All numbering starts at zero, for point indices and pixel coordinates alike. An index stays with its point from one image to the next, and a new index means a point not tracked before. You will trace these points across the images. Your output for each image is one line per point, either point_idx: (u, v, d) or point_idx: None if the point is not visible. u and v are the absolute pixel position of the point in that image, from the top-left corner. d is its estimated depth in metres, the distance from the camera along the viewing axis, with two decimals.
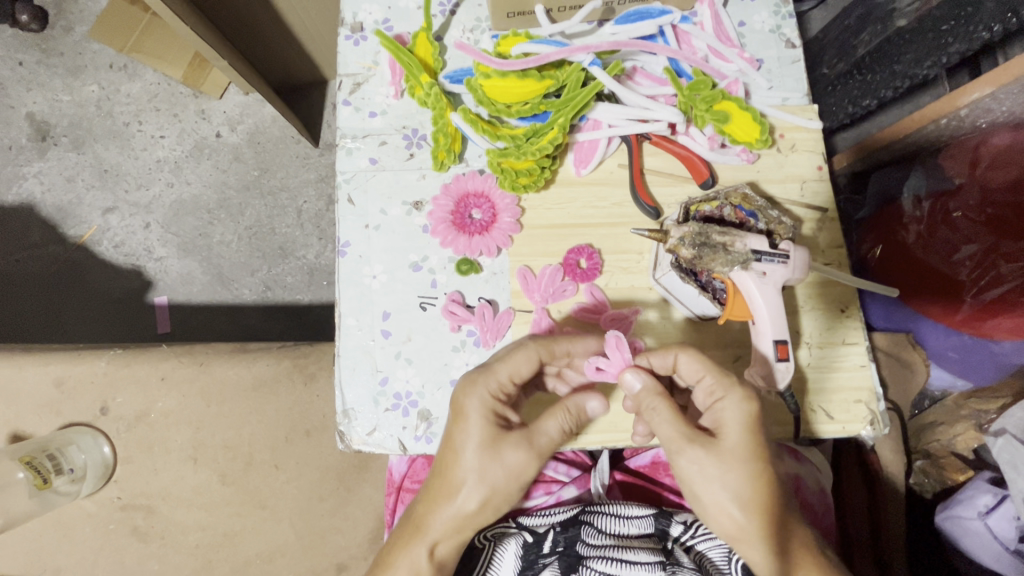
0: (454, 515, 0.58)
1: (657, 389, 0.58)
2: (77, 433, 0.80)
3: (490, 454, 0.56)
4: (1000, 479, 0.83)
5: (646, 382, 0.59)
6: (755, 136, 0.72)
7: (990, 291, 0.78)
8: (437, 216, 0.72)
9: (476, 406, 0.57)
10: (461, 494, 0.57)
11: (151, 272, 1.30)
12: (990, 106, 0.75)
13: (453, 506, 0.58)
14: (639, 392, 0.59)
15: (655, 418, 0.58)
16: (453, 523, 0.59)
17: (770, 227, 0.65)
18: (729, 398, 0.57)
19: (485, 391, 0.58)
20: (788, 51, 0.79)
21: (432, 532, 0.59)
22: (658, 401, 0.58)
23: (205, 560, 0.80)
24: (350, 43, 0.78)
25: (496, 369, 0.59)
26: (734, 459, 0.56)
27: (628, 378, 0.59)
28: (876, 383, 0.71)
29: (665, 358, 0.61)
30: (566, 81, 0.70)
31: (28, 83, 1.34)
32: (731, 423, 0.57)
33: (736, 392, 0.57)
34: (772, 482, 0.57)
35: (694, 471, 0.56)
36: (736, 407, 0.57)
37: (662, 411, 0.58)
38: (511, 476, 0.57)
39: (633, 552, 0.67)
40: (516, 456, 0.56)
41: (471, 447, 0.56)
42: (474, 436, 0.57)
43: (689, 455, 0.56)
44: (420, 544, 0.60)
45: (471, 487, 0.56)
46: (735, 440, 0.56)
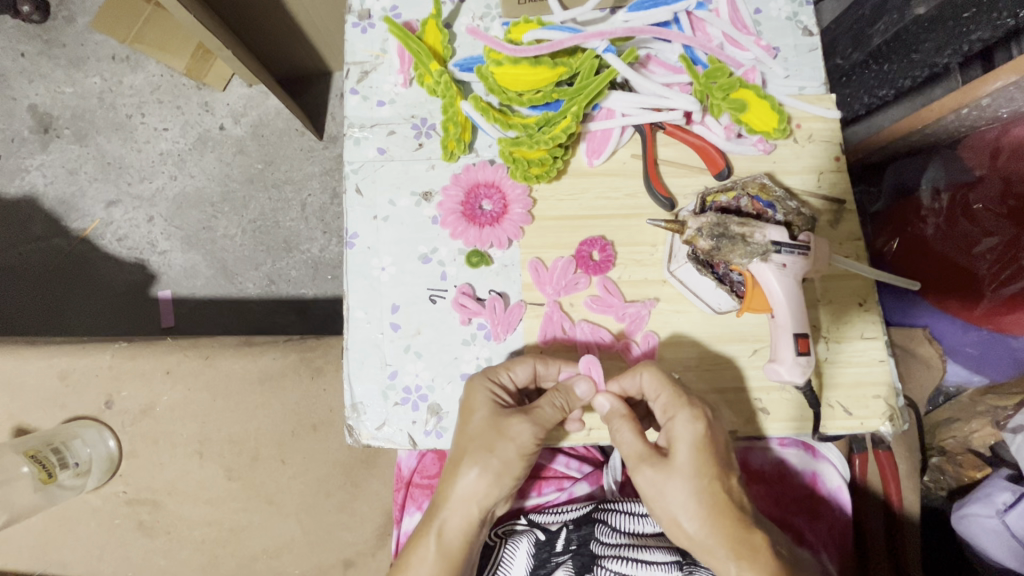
0: (464, 489, 0.58)
1: (622, 412, 0.60)
2: (82, 427, 0.80)
3: (494, 425, 0.58)
4: (1018, 475, 0.81)
5: (614, 403, 0.60)
6: (772, 126, 0.71)
7: (1010, 286, 0.77)
8: (447, 207, 0.70)
9: (479, 388, 0.61)
10: (463, 465, 0.58)
11: (155, 266, 1.28)
12: (1013, 95, 0.72)
13: (458, 484, 0.58)
14: (610, 409, 0.60)
15: (621, 438, 0.59)
16: (464, 500, 0.58)
17: (788, 218, 0.64)
18: (678, 417, 0.57)
19: (484, 380, 0.61)
20: (805, 39, 0.77)
21: (443, 510, 0.59)
22: (623, 422, 0.59)
23: (211, 555, 0.79)
24: (357, 31, 0.77)
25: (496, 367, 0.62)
26: (685, 474, 0.56)
27: (599, 401, 0.61)
28: (895, 379, 0.69)
29: (631, 380, 0.60)
30: (580, 68, 0.68)
31: (31, 75, 1.33)
32: (681, 439, 0.57)
33: (684, 411, 0.57)
34: (725, 496, 0.57)
35: (650, 490, 0.57)
36: (684, 425, 0.57)
37: (625, 429, 0.59)
38: (511, 444, 0.58)
39: (649, 552, 0.66)
40: (519, 427, 0.58)
41: (476, 424, 0.59)
42: (482, 409, 0.60)
43: (645, 472, 0.57)
44: (431, 528, 0.59)
45: (473, 456, 0.58)
46: (684, 456, 0.57)
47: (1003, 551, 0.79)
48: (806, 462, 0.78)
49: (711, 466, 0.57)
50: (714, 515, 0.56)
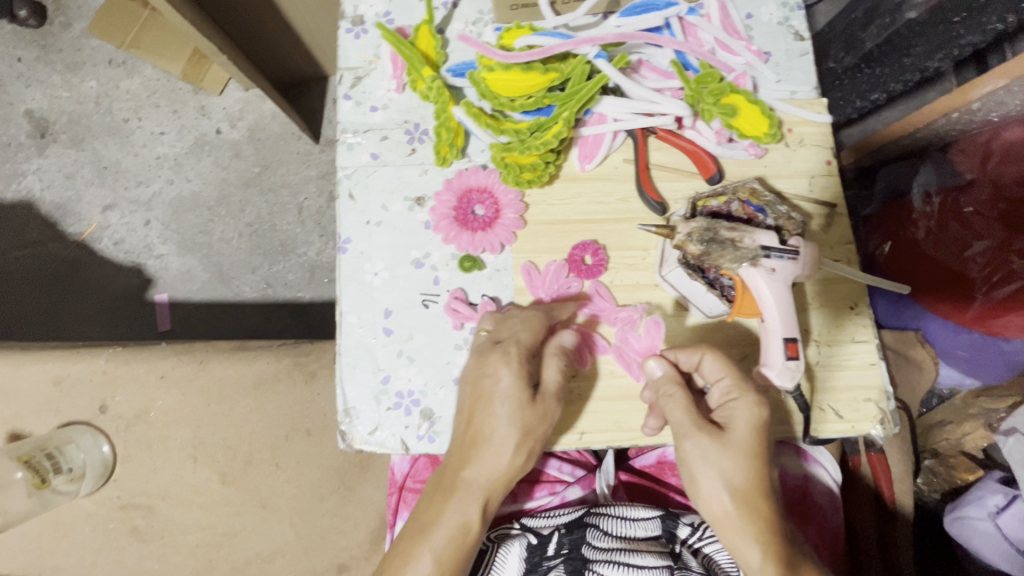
0: (495, 467, 0.62)
1: (675, 378, 0.61)
2: (75, 432, 0.80)
3: (528, 409, 0.61)
4: (1010, 478, 0.81)
5: (668, 369, 0.61)
6: (763, 131, 0.71)
7: (1001, 289, 0.77)
8: (440, 212, 0.71)
9: (507, 368, 0.61)
10: (503, 447, 0.61)
11: (151, 270, 1.29)
12: (1003, 99, 0.73)
13: (497, 459, 0.61)
14: (663, 376, 0.61)
15: (668, 405, 0.61)
16: (497, 476, 0.62)
17: (779, 222, 0.64)
18: (742, 400, 0.59)
19: (519, 358, 0.61)
20: (796, 43, 0.77)
21: (476, 489, 0.61)
22: (677, 389, 0.60)
23: (205, 560, 0.79)
24: (351, 36, 0.77)
25: (514, 338, 0.62)
26: (739, 452, 0.58)
27: (651, 366, 0.62)
28: (886, 382, 0.70)
29: (692, 355, 0.61)
30: (571, 73, 0.69)
31: (27, 80, 1.34)
32: (738, 419, 0.59)
33: (749, 396, 0.59)
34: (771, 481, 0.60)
35: (699, 458, 0.59)
36: (747, 409, 0.59)
37: (678, 399, 0.60)
38: (543, 423, 0.62)
39: (640, 556, 0.67)
40: (549, 405, 0.62)
41: (507, 407, 0.61)
42: (513, 395, 0.61)
43: (698, 441, 0.59)
44: (471, 501, 0.62)
45: (513, 440, 0.61)
46: (741, 435, 0.59)
47: (995, 553, 0.79)
48: (799, 466, 0.79)
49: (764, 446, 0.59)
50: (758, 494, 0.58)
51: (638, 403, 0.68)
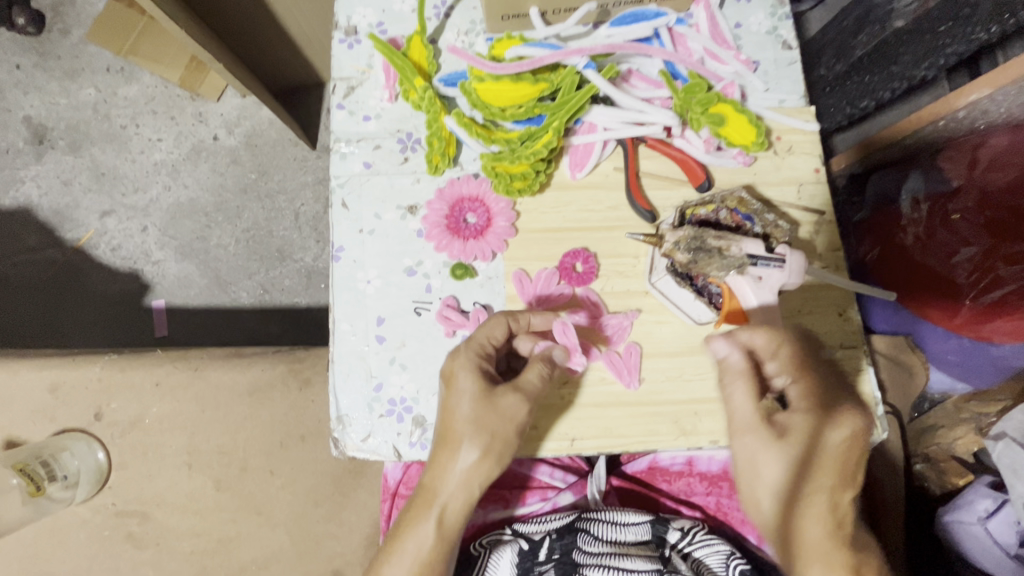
0: (462, 470, 0.60)
1: (740, 369, 0.62)
2: (71, 439, 0.80)
3: (487, 405, 0.60)
4: (1000, 483, 0.81)
5: (735, 356, 0.62)
6: (750, 140, 0.72)
7: (990, 294, 0.77)
8: (432, 220, 0.71)
9: (464, 367, 0.61)
10: (464, 447, 0.60)
11: (148, 276, 1.29)
12: (987, 107, 0.74)
13: (458, 462, 0.60)
14: (729, 360, 0.62)
15: (732, 394, 0.62)
16: (462, 480, 0.61)
17: (767, 230, 0.65)
18: (821, 418, 0.61)
19: (469, 356, 0.62)
20: (785, 52, 0.78)
21: (440, 495, 0.61)
22: (738, 377, 0.62)
23: (201, 566, 0.80)
24: (344, 47, 0.78)
25: (481, 341, 0.63)
26: (787, 462, 0.60)
27: (717, 344, 0.63)
28: (874, 388, 0.70)
29: (767, 343, 0.62)
30: (561, 83, 0.70)
31: (26, 87, 1.34)
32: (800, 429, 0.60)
33: (829, 416, 0.60)
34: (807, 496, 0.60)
35: (748, 456, 0.62)
36: (822, 429, 0.60)
37: (740, 387, 0.62)
38: (509, 423, 0.60)
39: (630, 561, 0.68)
40: (512, 403, 0.60)
41: (467, 401, 0.60)
42: (469, 388, 0.61)
43: (756, 437, 0.61)
44: (430, 512, 0.61)
45: (472, 438, 0.60)
46: (799, 447, 0.60)
47: (987, 560, 0.79)
48: None
49: (818, 463, 0.60)
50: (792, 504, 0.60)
51: (627, 409, 0.69)
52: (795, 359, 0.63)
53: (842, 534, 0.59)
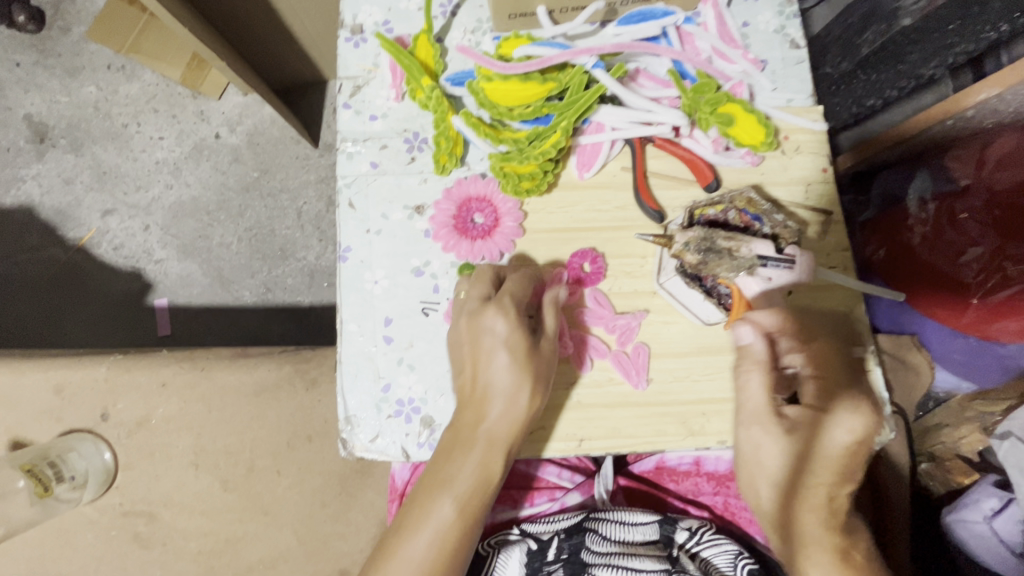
0: (513, 415, 0.63)
1: (758, 358, 0.63)
2: (77, 440, 0.80)
3: (532, 350, 0.64)
4: (1006, 481, 0.81)
5: (756, 344, 0.62)
6: (760, 138, 0.71)
7: (997, 293, 0.77)
8: (439, 220, 0.71)
9: (508, 313, 0.63)
10: (514, 393, 0.63)
11: (151, 275, 1.29)
12: (996, 107, 0.74)
13: (520, 403, 0.63)
14: (749, 347, 0.63)
15: (747, 381, 0.64)
16: (510, 425, 0.63)
17: (775, 231, 0.65)
18: (827, 412, 0.63)
19: (509, 304, 0.64)
20: (792, 52, 0.78)
21: (490, 441, 0.63)
22: (755, 367, 0.63)
23: (208, 566, 0.80)
24: (350, 45, 0.78)
25: (499, 295, 0.64)
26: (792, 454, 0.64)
27: (742, 330, 0.63)
28: (883, 388, 0.70)
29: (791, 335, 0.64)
30: (569, 83, 0.69)
31: (27, 85, 1.34)
32: (808, 424, 0.64)
33: (837, 410, 0.62)
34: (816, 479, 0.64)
35: (752, 444, 0.65)
36: (824, 422, 0.63)
37: (757, 377, 0.63)
38: (547, 368, 0.65)
39: (639, 560, 0.68)
40: (548, 349, 0.65)
41: (513, 347, 0.63)
42: (515, 334, 0.63)
43: (761, 428, 0.65)
44: (480, 458, 0.63)
45: (521, 384, 0.63)
46: (810, 440, 0.63)
47: (992, 558, 0.79)
48: None
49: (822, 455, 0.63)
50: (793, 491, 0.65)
51: (636, 410, 0.69)
52: (824, 354, 0.66)
53: (834, 522, 0.64)
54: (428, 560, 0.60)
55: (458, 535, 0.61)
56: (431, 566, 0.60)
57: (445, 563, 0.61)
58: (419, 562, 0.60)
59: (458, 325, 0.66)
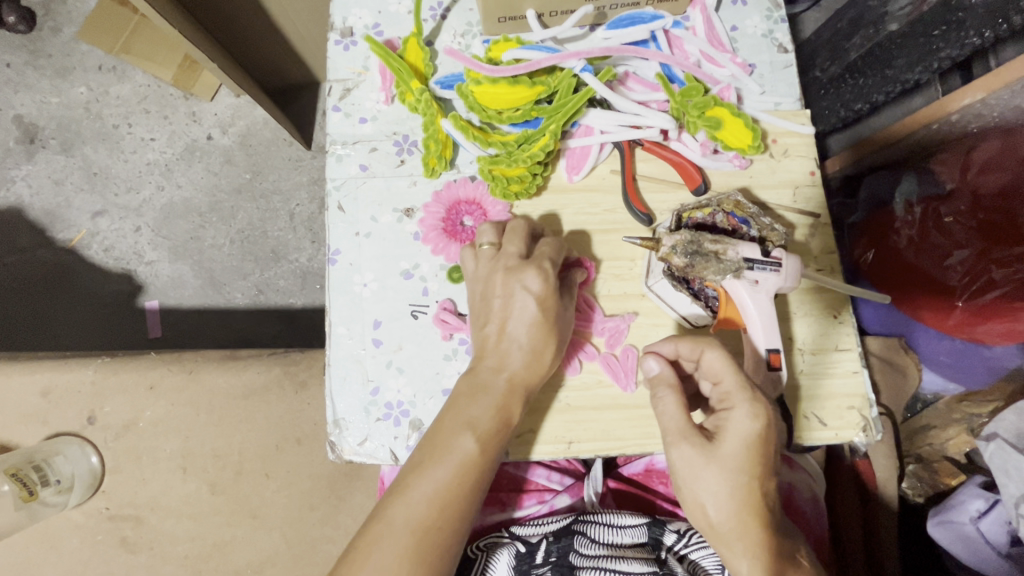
0: (536, 367, 0.61)
1: (671, 379, 0.60)
2: (64, 443, 0.80)
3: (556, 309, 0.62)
4: (991, 483, 0.82)
5: (665, 369, 0.60)
6: (747, 142, 0.72)
7: (983, 296, 0.78)
8: (429, 223, 0.72)
9: (540, 268, 0.62)
10: (541, 347, 0.61)
11: (142, 277, 1.28)
12: (981, 112, 0.74)
13: (542, 351, 0.62)
14: (659, 374, 0.61)
15: (662, 404, 0.60)
16: (531, 378, 0.61)
17: (762, 233, 0.66)
18: (737, 409, 0.56)
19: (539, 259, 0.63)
20: (781, 55, 0.78)
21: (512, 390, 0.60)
22: (669, 389, 0.60)
23: (195, 570, 0.79)
24: (340, 48, 0.78)
25: (538, 257, 0.63)
26: (725, 467, 0.55)
27: (648, 361, 0.62)
28: (869, 390, 0.71)
29: (694, 350, 0.60)
30: (558, 87, 0.70)
31: (16, 85, 1.33)
32: (726, 432, 0.56)
33: (745, 405, 0.55)
34: (756, 490, 0.55)
35: (685, 466, 0.56)
36: (742, 421, 0.55)
37: (669, 398, 0.59)
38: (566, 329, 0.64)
39: (626, 563, 0.67)
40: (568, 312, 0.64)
41: (544, 301, 0.61)
42: (541, 291, 0.61)
43: (681, 449, 0.57)
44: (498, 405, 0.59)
45: (546, 340, 0.61)
46: (731, 449, 0.55)
47: (978, 560, 0.79)
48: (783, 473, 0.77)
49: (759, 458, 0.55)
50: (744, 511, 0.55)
51: (624, 412, 0.69)
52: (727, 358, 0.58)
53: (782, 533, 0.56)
54: (444, 495, 0.54)
55: (474, 474, 0.56)
56: (446, 502, 0.54)
57: (458, 502, 0.55)
58: (436, 495, 0.54)
59: (490, 280, 0.63)
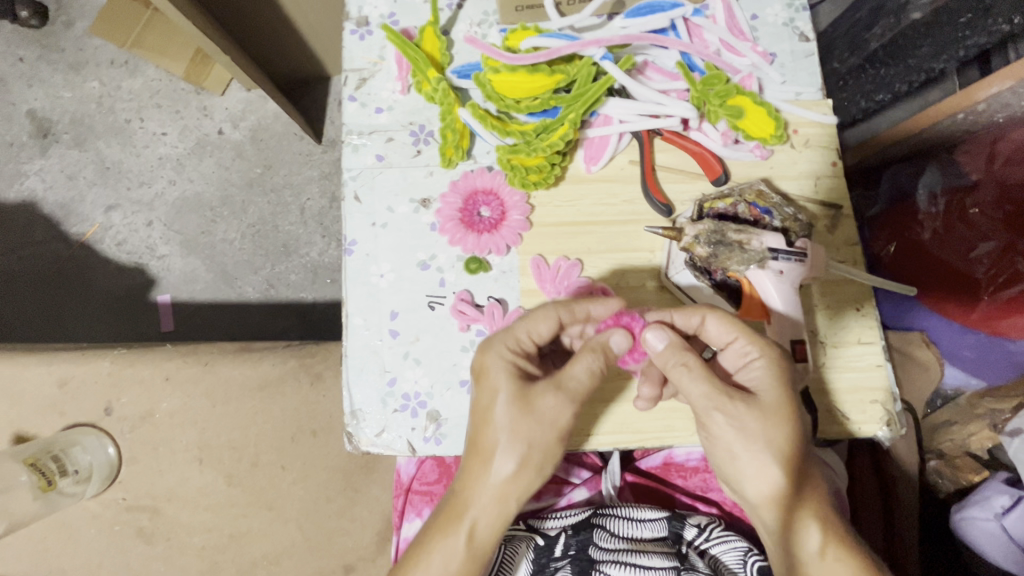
0: (497, 483, 0.55)
1: (681, 346, 0.55)
2: (81, 434, 0.80)
3: (524, 408, 0.54)
4: (1017, 479, 0.80)
5: (671, 337, 0.56)
6: (770, 131, 0.71)
7: (1007, 290, 0.77)
8: (445, 214, 0.71)
9: (496, 363, 0.55)
10: (498, 457, 0.54)
11: (154, 271, 1.28)
12: (1009, 101, 0.74)
13: (491, 475, 0.55)
14: (668, 344, 0.55)
15: (683, 375, 0.54)
16: (497, 493, 0.55)
17: (785, 224, 0.65)
18: (760, 357, 0.56)
19: (502, 351, 0.56)
20: (802, 44, 0.77)
21: (473, 510, 0.55)
22: (686, 360, 0.54)
23: (211, 561, 0.79)
24: (356, 38, 0.77)
25: (512, 340, 0.57)
26: (772, 414, 0.55)
27: (650, 337, 0.57)
28: (892, 383, 0.70)
29: (692, 317, 0.58)
30: (578, 75, 0.69)
31: (30, 80, 1.33)
32: (767, 377, 0.56)
33: (767, 351, 0.56)
34: (801, 431, 0.56)
35: (734, 426, 0.54)
36: (766, 367, 0.56)
37: (693, 367, 0.54)
38: (550, 429, 0.54)
39: (647, 557, 0.67)
40: (550, 405, 0.54)
41: (500, 405, 0.54)
42: (501, 388, 0.54)
43: (729, 412, 0.54)
44: (459, 530, 0.56)
45: (506, 448, 0.54)
46: (773, 394, 0.55)
47: (1003, 555, 0.78)
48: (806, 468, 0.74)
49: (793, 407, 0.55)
50: (790, 460, 0.55)
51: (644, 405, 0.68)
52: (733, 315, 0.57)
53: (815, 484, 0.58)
54: None
55: None
56: None
57: None
58: None
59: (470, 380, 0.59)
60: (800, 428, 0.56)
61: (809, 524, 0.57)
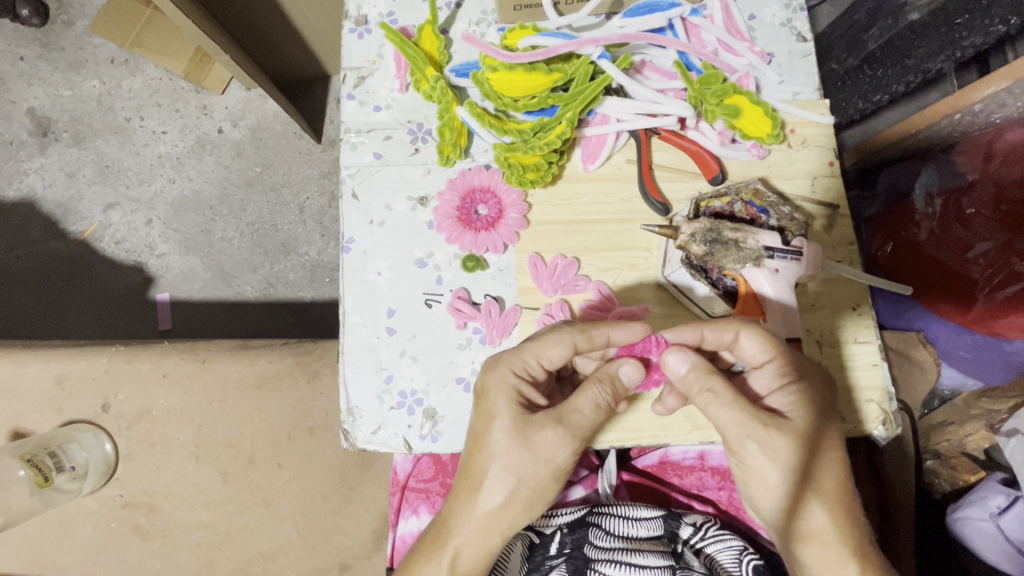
0: (482, 514, 0.55)
1: (704, 370, 0.54)
2: (78, 430, 0.79)
3: (519, 441, 0.54)
4: (1012, 479, 0.80)
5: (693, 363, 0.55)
6: (766, 131, 0.71)
7: (1004, 290, 0.77)
8: (443, 212, 0.70)
9: (499, 388, 0.55)
10: (486, 488, 0.55)
11: (153, 269, 1.29)
12: (1005, 101, 0.74)
13: (477, 505, 0.55)
14: (686, 374, 0.55)
15: (711, 404, 0.54)
16: (482, 524, 0.56)
17: (781, 222, 0.65)
18: (792, 383, 0.57)
19: (506, 374, 0.56)
20: (799, 44, 0.77)
21: (455, 539, 0.56)
22: (710, 390, 0.54)
23: (207, 559, 0.79)
24: (354, 36, 0.77)
25: (517, 361, 0.56)
26: (800, 443, 0.55)
27: (673, 360, 0.55)
28: (888, 383, 0.70)
29: (724, 332, 0.56)
30: (574, 74, 0.69)
31: (29, 78, 1.34)
32: (799, 403, 0.56)
33: (797, 381, 0.57)
34: (826, 456, 0.57)
35: (767, 453, 0.54)
36: (795, 394, 0.57)
37: (721, 396, 0.54)
38: (543, 463, 0.54)
39: (642, 556, 0.68)
40: (548, 441, 0.53)
41: (501, 434, 0.54)
42: (501, 417, 0.54)
43: (763, 439, 0.54)
44: (444, 554, 0.57)
45: (495, 478, 0.54)
46: (801, 421, 0.56)
47: (998, 556, 0.78)
48: None
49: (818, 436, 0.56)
50: (808, 483, 0.56)
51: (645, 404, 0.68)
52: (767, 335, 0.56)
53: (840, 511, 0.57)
54: None
55: None
56: None
57: None
58: None
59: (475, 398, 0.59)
60: (825, 457, 0.56)
61: (844, 560, 0.56)
